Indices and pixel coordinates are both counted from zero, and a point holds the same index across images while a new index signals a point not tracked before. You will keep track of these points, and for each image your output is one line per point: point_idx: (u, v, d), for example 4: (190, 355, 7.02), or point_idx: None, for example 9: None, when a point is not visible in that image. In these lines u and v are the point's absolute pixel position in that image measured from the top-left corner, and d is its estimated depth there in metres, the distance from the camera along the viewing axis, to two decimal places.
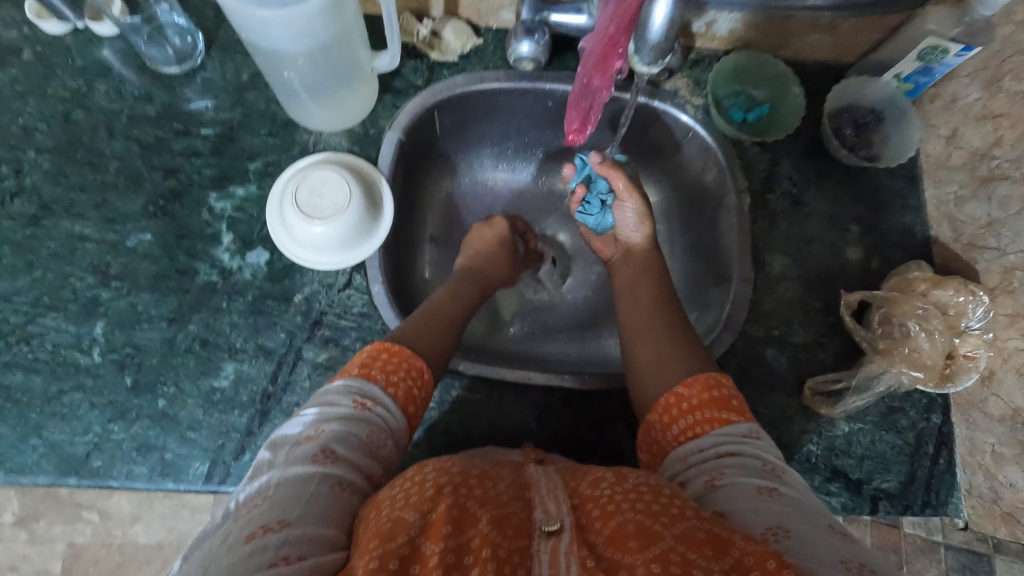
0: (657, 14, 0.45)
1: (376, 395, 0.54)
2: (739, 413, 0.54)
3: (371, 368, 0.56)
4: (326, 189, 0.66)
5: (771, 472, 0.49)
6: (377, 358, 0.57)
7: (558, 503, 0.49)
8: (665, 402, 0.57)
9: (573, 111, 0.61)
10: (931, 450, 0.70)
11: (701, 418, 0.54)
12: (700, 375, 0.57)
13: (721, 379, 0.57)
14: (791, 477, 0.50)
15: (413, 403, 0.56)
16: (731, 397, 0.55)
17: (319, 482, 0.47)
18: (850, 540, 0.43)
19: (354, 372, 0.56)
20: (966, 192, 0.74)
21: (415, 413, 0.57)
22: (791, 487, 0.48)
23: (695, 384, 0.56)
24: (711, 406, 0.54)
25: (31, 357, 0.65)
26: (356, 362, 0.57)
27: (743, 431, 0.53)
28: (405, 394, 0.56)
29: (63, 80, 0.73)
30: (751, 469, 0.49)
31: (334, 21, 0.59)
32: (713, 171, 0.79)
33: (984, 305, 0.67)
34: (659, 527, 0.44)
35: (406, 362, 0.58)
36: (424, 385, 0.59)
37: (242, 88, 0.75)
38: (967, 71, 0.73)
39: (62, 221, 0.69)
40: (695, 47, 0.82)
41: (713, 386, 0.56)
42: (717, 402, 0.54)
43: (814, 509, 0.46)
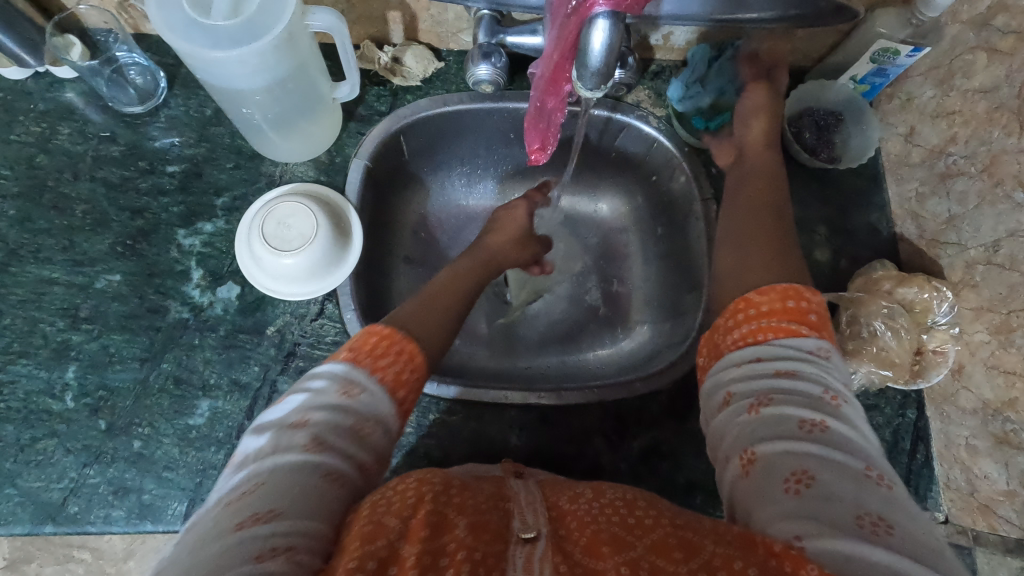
0: (595, 39, 0.42)
1: (362, 383, 0.50)
2: (812, 327, 0.49)
3: (359, 354, 0.52)
4: (293, 221, 0.67)
5: (827, 401, 0.45)
6: (367, 343, 0.53)
7: (535, 513, 0.48)
8: (736, 306, 0.52)
9: (531, 130, 0.61)
10: (909, 446, 0.72)
11: (762, 326, 0.49)
12: (746, 295, 0.52)
13: (803, 292, 0.51)
14: (846, 407, 0.45)
15: (404, 386, 0.52)
16: (811, 310, 0.50)
17: (308, 471, 0.45)
18: (878, 486, 0.40)
19: (343, 358, 0.52)
20: (927, 189, 0.75)
21: (406, 397, 0.52)
22: (841, 419, 0.44)
23: (771, 292, 0.51)
24: (786, 314, 0.49)
25: (4, 404, 0.65)
26: (346, 346, 0.53)
27: (812, 347, 0.48)
28: (394, 378, 0.52)
29: (26, 125, 0.73)
30: (799, 402, 0.45)
31: (289, 56, 0.60)
32: (679, 179, 0.80)
33: (947, 301, 0.67)
34: (631, 537, 0.44)
35: (396, 346, 0.53)
36: (420, 367, 0.54)
37: (206, 123, 0.75)
38: (921, 70, 0.75)
39: (29, 266, 0.69)
40: (656, 58, 0.83)
41: (783, 297, 0.50)
42: (784, 314, 0.49)
43: (854, 448, 0.42)
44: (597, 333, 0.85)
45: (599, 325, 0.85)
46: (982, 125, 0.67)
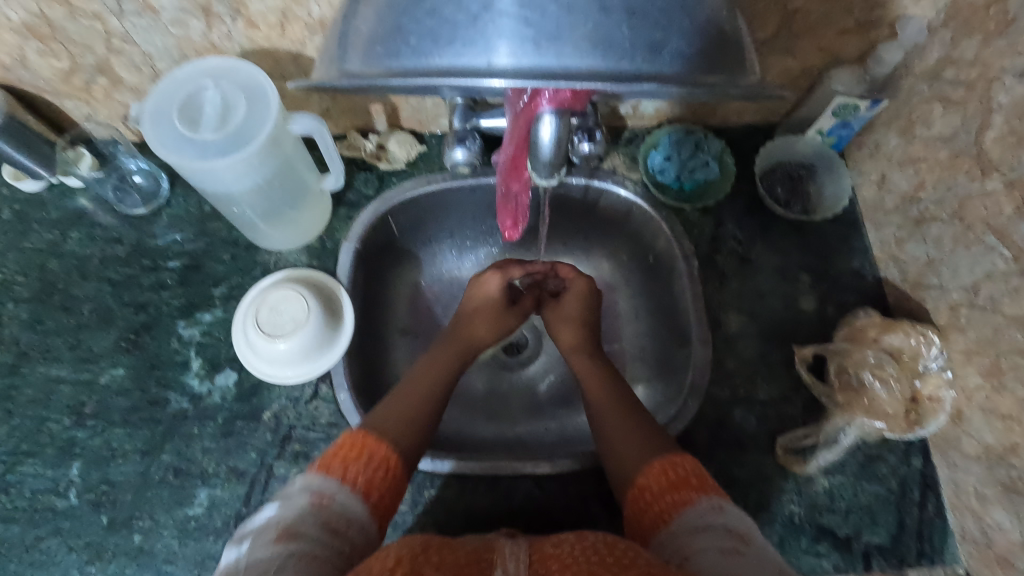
0: (545, 133, 0.46)
1: (332, 488, 0.54)
2: (700, 490, 0.54)
3: (329, 464, 0.57)
4: (284, 306, 0.70)
5: (738, 537, 0.50)
6: (340, 453, 0.58)
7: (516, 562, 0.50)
8: (635, 497, 0.58)
9: (503, 211, 0.65)
10: (918, 496, 0.69)
11: (663, 505, 0.55)
12: (656, 461, 0.58)
13: (677, 460, 0.58)
14: (759, 540, 0.51)
15: (376, 489, 0.57)
16: (691, 474, 0.56)
17: (284, 559, 0.47)
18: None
19: (314, 469, 0.56)
20: (904, 233, 0.75)
21: (379, 499, 0.56)
22: (757, 553, 0.49)
23: (655, 471, 0.57)
24: (673, 489, 0.55)
25: (11, 505, 0.66)
26: (318, 461, 0.58)
27: (707, 507, 0.53)
28: (365, 482, 0.56)
29: (39, 233, 0.79)
30: (719, 538, 0.50)
31: (274, 157, 0.64)
32: (660, 239, 0.82)
33: (935, 345, 0.68)
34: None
35: (366, 451, 0.58)
36: (393, 470, 0.59)
37: (205, 219, 0.80)
38: (883, 120, 0.77)
39: (38, 367, 0.72)
40: (627, 126, 0.87)
41: (670, 468, 0.57)
42: (679, 487, 0.55)
43: (775, 567, 0.48)
44: None
45: None
46: (946, 171, 0.69)
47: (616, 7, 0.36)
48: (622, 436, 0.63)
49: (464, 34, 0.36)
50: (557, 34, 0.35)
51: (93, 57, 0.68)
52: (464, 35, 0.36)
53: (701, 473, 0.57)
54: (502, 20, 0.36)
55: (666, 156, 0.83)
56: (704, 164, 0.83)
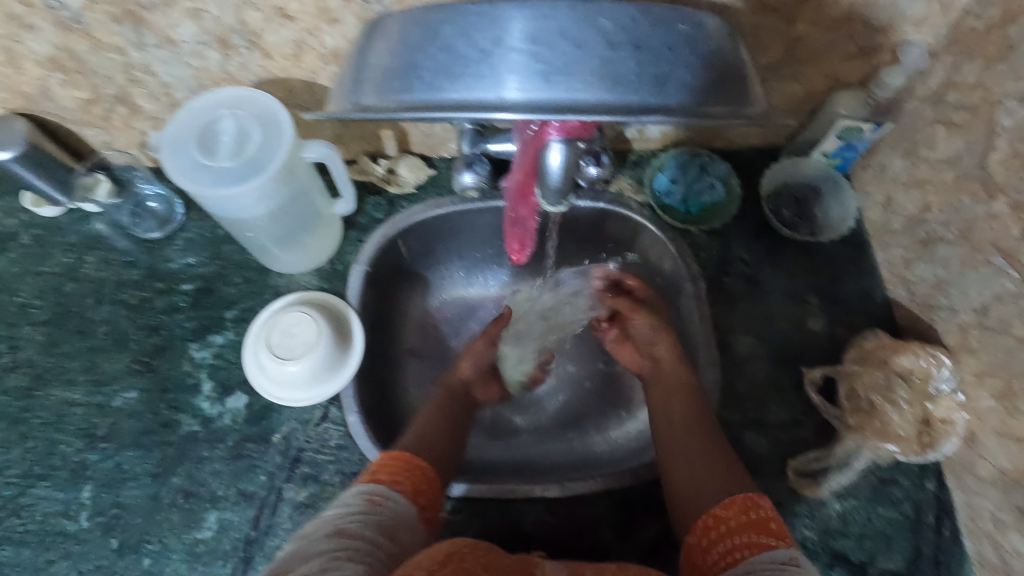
0: (553, 159, 0.46)
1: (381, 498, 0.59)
2: (781, 537, 0.53)
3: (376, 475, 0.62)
4: (296, 329, 0.70)
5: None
6: (383, 465, 0.63)
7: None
8: (703, 523, 0.58)
9: (511, 234, 0.65)
10: (933, 520, 0.68)
11: (738, 541, 0.54)
12: (740, 496, 0.58)
13: (761, 502, 0.57)
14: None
15: (422, 493, 0.62)
16: (773, 519, 0.55)
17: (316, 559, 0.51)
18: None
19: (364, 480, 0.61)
20: (912, 254, 0.75)
21: (426, 503, 0.62)
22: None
23: (734, 505, 0.57)
24: (753, 527, 0.55)
25: (22, 528, 0.67)
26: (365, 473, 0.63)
27: (783, 557, 0.51)
28: (411, 486, 0.62)
29: (57, 257, 0.80)
30: (773, 575, 0.49)
31: (287, 183, 0.65)
32: (668, 261, 0.82)
33: (946, 367, 0.67)
34: None
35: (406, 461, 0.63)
36: (429, 480, 0.64)
37: (219, 242, 0.82)
38: (888, 142, 0.78)
39: (52, 389, 0.73)
40: (633, 149, 0.88)
41: (752, 506, 0.57)
42: (755, 526, 0.55)
43: None
44: (606, 418, 0.85)
45: (605, 406, 0.86)
46: (952, 193, 0.69)
47: (623, 44, 0.37)
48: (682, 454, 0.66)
49: (475, 69, 0.38)
50: (566, 69, 0.37)
51: (113, 87, 0.70)
52: (473, 68, 0.38)
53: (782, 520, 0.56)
54: (512, 56, 0.37)
55: (672, 178, 0.85)
56: (710, 186, 0.85)
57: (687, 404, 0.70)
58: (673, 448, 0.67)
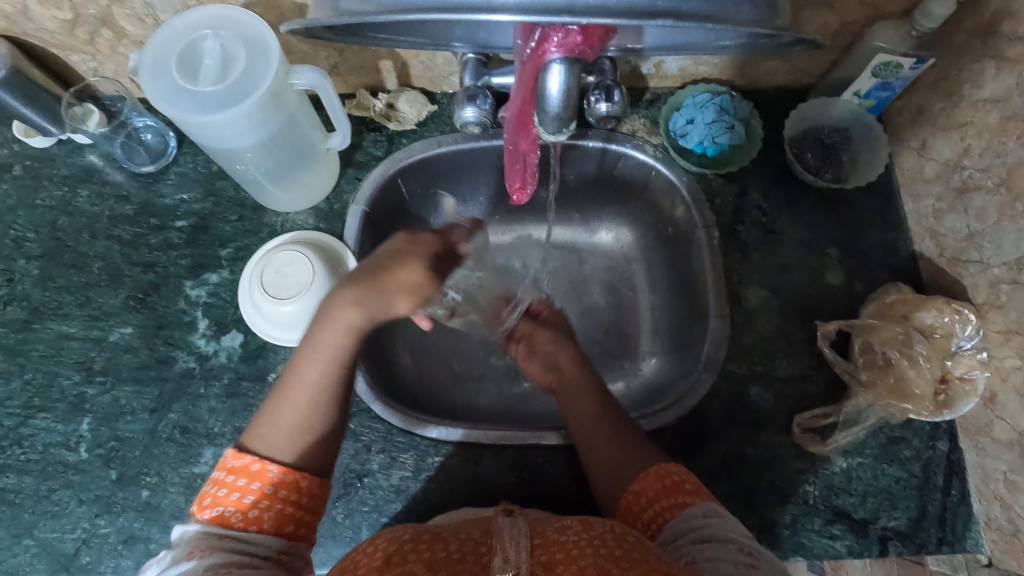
0: (553, 83, 0.42)
1: (236, 534, 0.49)
2: (695, 493, 0.54)
3: (221, 506, 0.50)
4: (290, 269, 0.69)
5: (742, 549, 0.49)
6: (236, 492, 0.51)
7: (519, 549, 0.48)
8: (626, 501, 0.57)
9: (511, 172, 0.61)
10: (942, 482, 0.66)
11: (662, 507, 0.54)
12: (651, 467, 0.57)
13: (672, 466, 0.57)
14: (764, 549, 0.50)
15: (290, 521, 0.52)
16: (686, 479, 0.56)
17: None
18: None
19: (206, 515, 0.50)
20: (944, 204, 0.70)
21: (295, 530, 0.52)
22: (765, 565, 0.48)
23: (649, 475, 0.56)
24: (669, 493, 0.55)
25: (24, 456, 0.68)
26: (206, 501, 0.51)
27: (704, 512, 0.53)
28: (275, 517, 0.51)
29: (50, 190, 0.78)
30: (725, 549, 0.49)
31: (276, 113, 0.62)
32: (680, 207, 0.78)
33: (971, 323, 0.63)
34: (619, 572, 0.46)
35: (267, 485, 0.52)
36: (311, 496, 0.54)
37: (213, 178, 0.79)
38: (928, 81, 0.71)
39: (50, 323, 0.73)
40: (650, 87, 0.82)
41: (665, 475, 0.56)
42: (676, 490, 0.55)
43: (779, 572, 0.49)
44: (609, 368, 0.83)
45: (608, 356, 0.83)
46: (996, 136, 0.63)
47: None
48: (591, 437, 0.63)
49: None
50: None
51: (96, 7, 0.66)
52: None
53: (695, 479, 0.56)
54: None
55: (690, 119, 0.78)
56: (730, 127, 0.76)
57: (587, 385, 0.68)
58: (585, 434, 0.64)
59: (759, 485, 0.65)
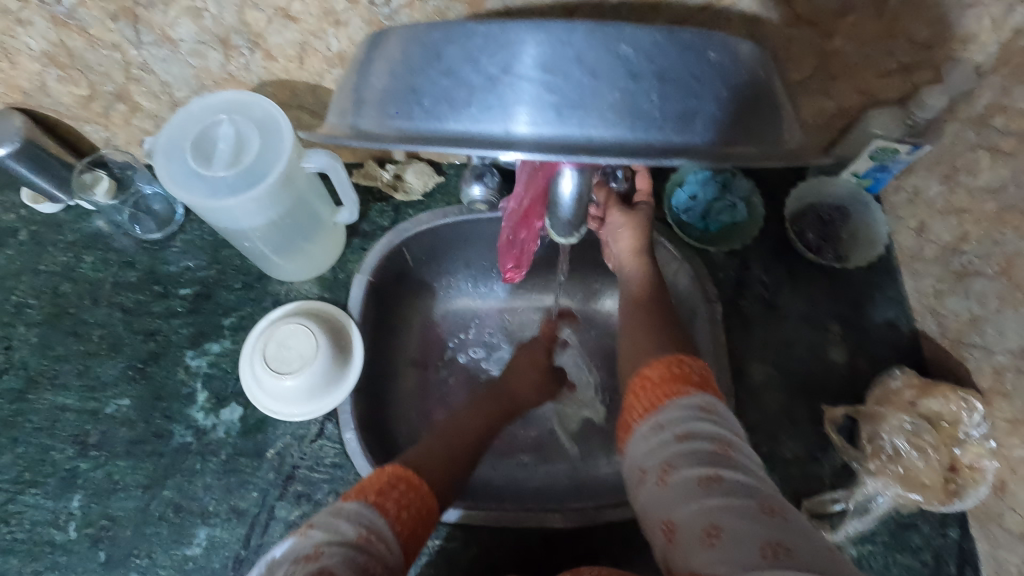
0: (565, 187, 0.43)
1: (381, 530, 0.52)
2: (693, 385, 0.55)
3: (384, 498, 0.55)
4: (292, 341, 0.68)
5: (720, 452, 0.50)
6: (393, 484, 0.57)
7: None
8: (638, 383, 0.59)
9: (506, 254, 0.62)
10: (955, 570, 0.64)
11: (657, 396, 0.56)
12: (663, 358, 0.59)
13: (684, 358, 0.59)
14: (743, 454, 0.51)
15: (415, 540, 0.55)
16: (694, 372, 0.57)
17: None
18: (773, 519, 0.44)
19: (367, 499, 0.54)
20: (944, 285, 0.71)
21: (413, 553, 0.54)
22: (736, 467, 0.48)
23: (658, 364, 0.58)
24: (672, 380, 0.56)
25: (11, 535, 0.65)
26: (369, 485, 0.56)
27: (695, 408, 0.53)
28: (408, 530, 0.54)
29: (54, 255, 0.78)
30: (700, 454, 0.49)
31: (287, 193, 0.63)
32: (683, 280, 0.78)
33: (978, 412, 0.63)
34: None
35: (417, 496, 0.57)
36: (428, 524, 0.57)
37: (219, 246, 0.79)
38: (925, 165, 0.73)
39: (45, 393, 0.72)
40: (651, 162, 0.84)
41: (675, 365, 0.58)
42: (679, 379, 0.56)
43: (752, 487, 0.47)
44: (612, 440, 0.82)
45: (612, 427, 0.83)
46: (994, 224, 0.64)
47: (646, 74, 0.33)
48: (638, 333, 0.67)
49: (480, 97, 0.34)
50: (580, 103, 0.33)
51: (113, 85, 0.68)
52: (481, 99, 0.34)
53: (704, 372, 0.57)
54: (522, 84, 0.33)
55: (692, 195, 0.80)
56: (731, 205, 0.79)
57: (651, 296, 0.71)
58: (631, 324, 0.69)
59: None
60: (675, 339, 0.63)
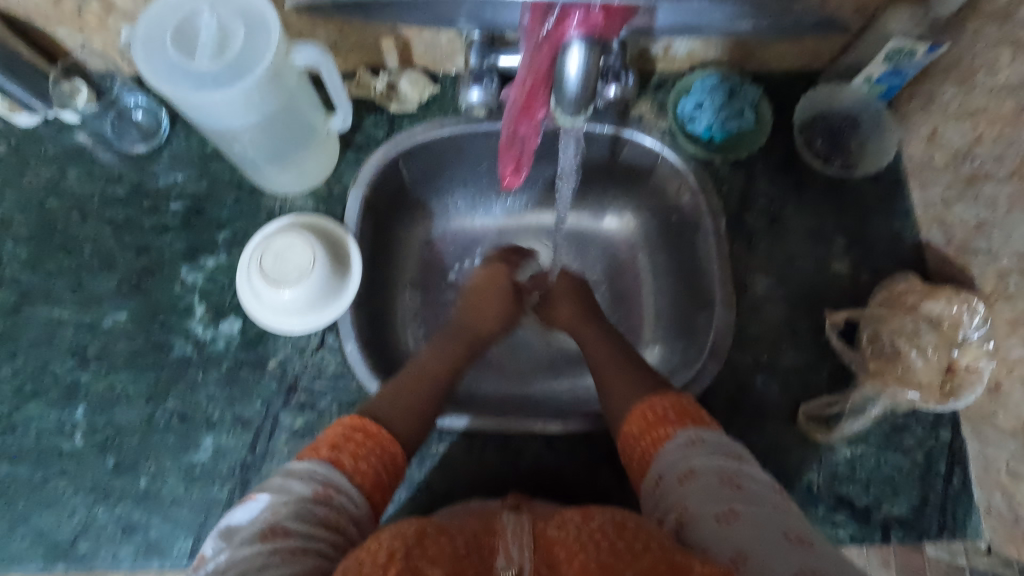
0: (572, 63, 0.41)
1: (340, 483, 0.51)
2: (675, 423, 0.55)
3: (341, 453, 0.53)
4: (289, 254, 0.67)
5: (728, 481, 0.49)
6: (351, 440, 0.55)
7: (521, 546, 0.47)
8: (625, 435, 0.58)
9: (505, 155, 0.59)
10: (944, 469, 0.66)
11: (652, 440, 0.55)
12: (637, 409, 0.58)
13: (655, 401, 0.58)
14: (753, 478, 0.50)
15: (381, 491, 0.54)
16: (668, 412, 0.56)
17: (267, 557, 0.44)
18: (801, 548, 0.43)
19: (322, 455, 0.53)
20: (953, 193, 0.70)
21: (381, 502, 0.54)
22: (749, 500, 0.47)
23: (633, 417, 0.58)
24: (652, 428, 0.56)
25: (17, 445, 0.66)
26: (325, 441, 0.54)
27: (684, 440, 0.53)
28: (372, 481, 0.53)
29: (37, 169, 0.76)
30: (710, 488, 0.48)
31: (276, 91, 0.59)
32: (687, 193, 0.77)
33: (977, 313, 0.63)
34: (621, 565, 0.43)
35: (379, 446, 0.56)
36: (396, 469, 0.56)
37: (208, 159, 0.76)
38: (942, 68, 0.70)
39: (40, 308, 0.71)
40: (656, 71, 0.80)
41: (649, 412, 0.57)
42: (657, 426, 0.55)
43: (767, 511, 0.46)
44: None
45: None
46: (1010, 125, 0.62)
47: None
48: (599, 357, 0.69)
49: None
50: None
51: None
52: None
53: (678, 408, 0.57)
54: None
55: (698, 104, 0.76)
56: (738, 113, 0.76)
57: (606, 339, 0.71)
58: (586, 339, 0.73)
59: (764, 475, 0.65)
60: (657, 385, 0.62)
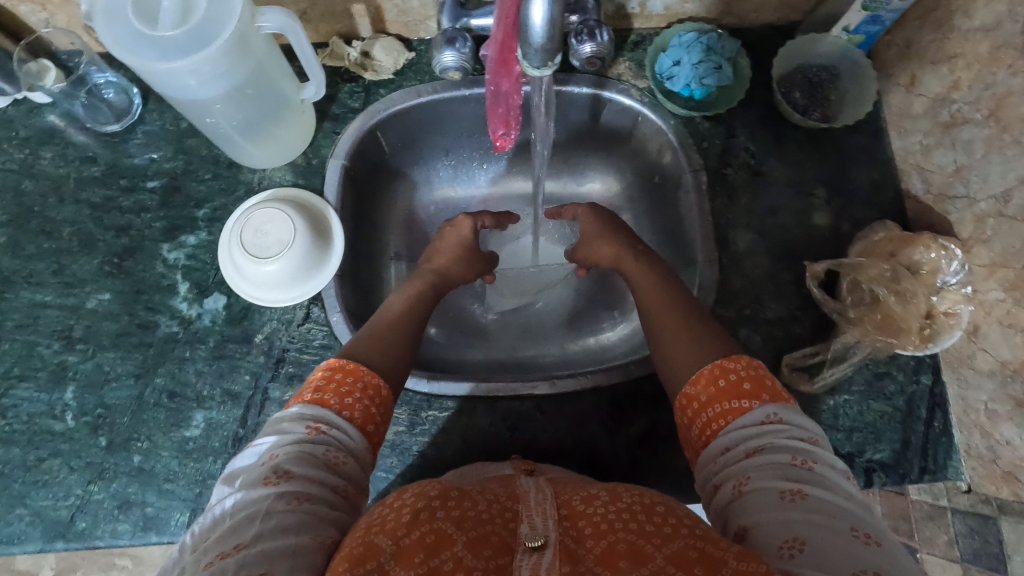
0: (536, 13, 0.41)
1: (332, 419, 0.49)
2: (753, 397, 0.49)
3: (324, 393, 0.51)
4: (270, 227, 0.66)
5: (800, 465, 0.45)
6: (328, 380, 0.52)
7: (545, 517, 0.45)
8: (680, 403, 0.53)
9: (493, 117, 0.62)
10: (925, 414, 0.67)
11: (716, 411, 0.49)
12: (705, 367, 0.52)
13: (729, 363, 0.51)
14: (824, 463, 0.46)
15: (373, 420, 0.52)
16: (744, 379, 0.50)
17: (273, 501, 0.43)
18: (867, 547, 0.40)
19: (308, 398, 0.51)
20: (931, 139, 0.70)
21: (376, 431, 0.52)
22: (820, 483, 0.44)
23: (703, 378, 0.51)
24: (725, 396, 0.50)
25: (9, 427, 0.66)
26: (308, 386, 0.52)
27: (761, 418, 0.48)
28: (362, 412, 0.51)
29: (10, 153, 0.75)
30: (776, 467, 0.45)
31: (243, 60, 0.59)
32: (668, 152, 0.77)
33: (957, 259, 0.64)
34: (650, 547, 0.42)
35: (360, 381, 0.52)
36: (386, 402, 0.54)
37: (182, 136, 0.76)
38: (918, 14, 0.70)
39: (23, 292, 0.70)
40: (634, 28, 0.79)
41: (721, 375, 0.51)
42: (730, 394, 0.49)
43: (838, 505, 0.42)
44: (597, 316, 0.84)
45: (599, 306, 0.84)
46: (986, 67, 0.62)
47: None
48: (649, 287, 0.64)
49: None
50: None
51: None
52: None
53: (756, 374, 0.50)
54: None
55: (676, 61, 0.75)
56: (717, 67, 0.74)
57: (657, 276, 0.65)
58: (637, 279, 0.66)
59: None
60: (717, 339, 0.55)
